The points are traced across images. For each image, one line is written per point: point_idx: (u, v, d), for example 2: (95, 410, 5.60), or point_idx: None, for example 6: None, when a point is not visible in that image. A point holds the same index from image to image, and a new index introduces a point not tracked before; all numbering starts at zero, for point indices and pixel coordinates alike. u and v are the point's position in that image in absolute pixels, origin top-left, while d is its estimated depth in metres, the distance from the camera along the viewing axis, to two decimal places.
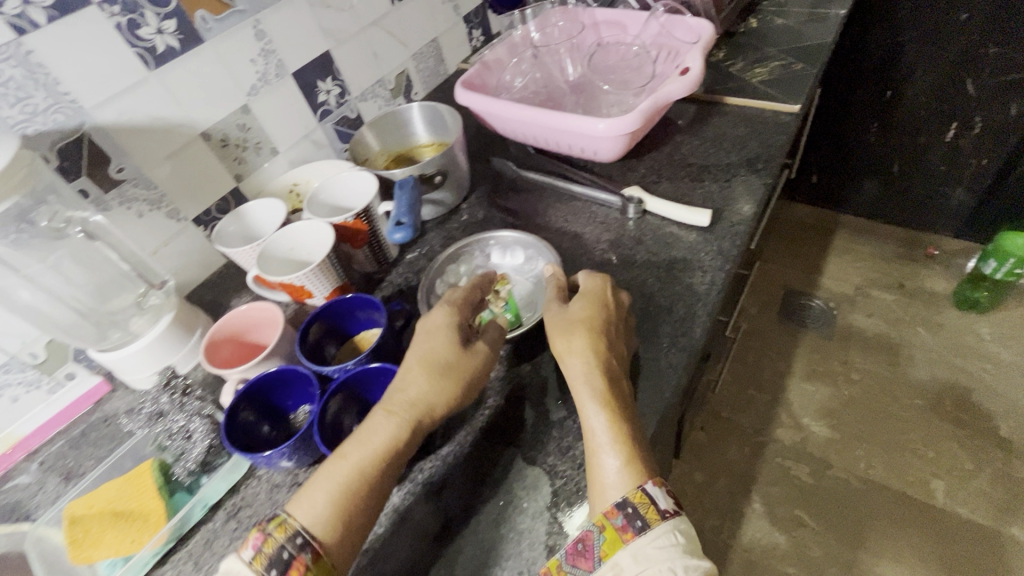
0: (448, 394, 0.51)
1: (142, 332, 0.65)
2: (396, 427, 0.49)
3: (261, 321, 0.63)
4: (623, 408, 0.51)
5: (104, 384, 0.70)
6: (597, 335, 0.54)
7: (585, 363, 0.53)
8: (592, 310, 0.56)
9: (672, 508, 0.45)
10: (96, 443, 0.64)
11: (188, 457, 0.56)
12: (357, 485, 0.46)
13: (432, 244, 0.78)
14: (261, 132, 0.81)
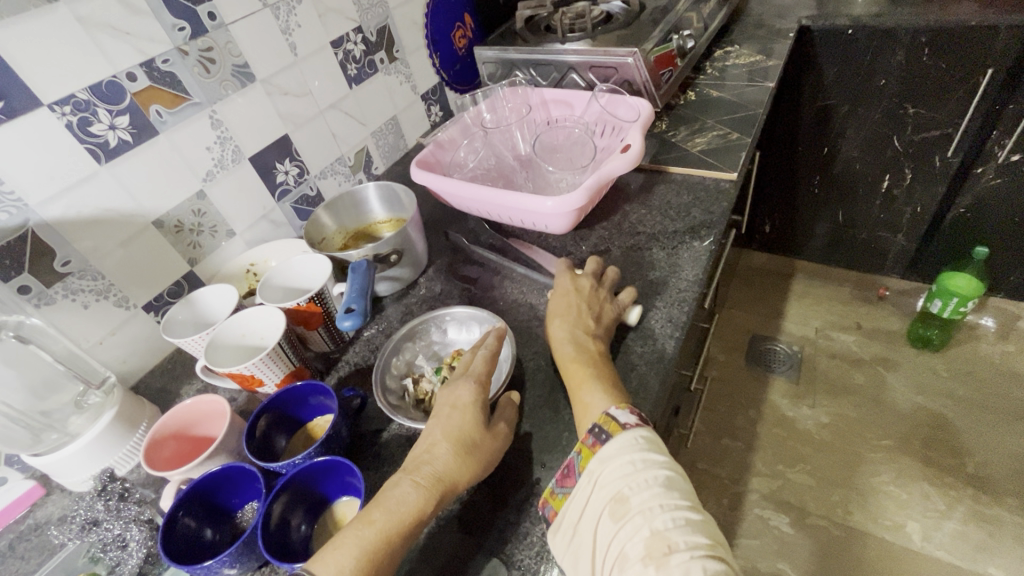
0: (470, 472, 0.52)
1: (81, 431, 0.62)
2: (424, 498, 0.49)
3: (210, 415, 0.61)
4: (593, 359, 0.61)
5: (39, 488, 0.66)
6: (569, 310, 0.66)
7: (563, 331, 0.64)
8: (567, 289, 0.69)
9: (634, 419, 0.52)
10: (24, 556, 0.60)
11: (123, 569, 0.53)
12: (384, 553, 0.46)
13: (389, 320, 0.78)
14: (217, 216, 0.82)
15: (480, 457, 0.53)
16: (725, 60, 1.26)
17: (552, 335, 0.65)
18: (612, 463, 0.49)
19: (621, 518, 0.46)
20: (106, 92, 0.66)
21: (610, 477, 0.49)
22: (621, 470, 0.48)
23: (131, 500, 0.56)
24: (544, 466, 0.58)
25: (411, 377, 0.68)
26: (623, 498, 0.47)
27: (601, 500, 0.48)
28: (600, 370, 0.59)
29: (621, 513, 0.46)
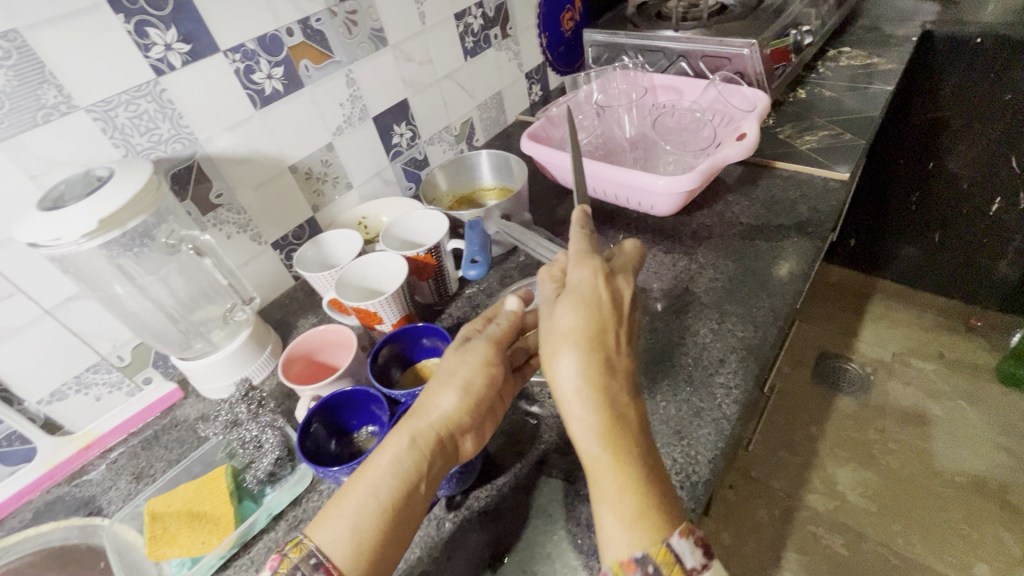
0: (445, 394, 0.52)
1: (222, 344, 0.69)
2: (393, 439, 0.49)
3: (339, 343, 0.67)
4: (622, 445, 0.45)
5: (177, 391, 0.73)
6: (589, 346, 0.48)
7: (585, 392, 0.47)
8: (586, 316, 0.50)
9: (697, 564, 0.43)
10: (167, 446, 0.68)
11: (258, 466, 0.59)
12: (372, 505, 0.46)
13: (489, 282, 0.82)
14: (340, 168, 0.89)
15: (456, 379, 0.52)
16: (837, 61, 1.22)
17: (562, 388, 0.49)
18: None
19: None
20: (269, 44, 0.73)
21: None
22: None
23: (266, 408, 0.64)
24: None
25: None
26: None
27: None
28: (640, 461, 0.45)
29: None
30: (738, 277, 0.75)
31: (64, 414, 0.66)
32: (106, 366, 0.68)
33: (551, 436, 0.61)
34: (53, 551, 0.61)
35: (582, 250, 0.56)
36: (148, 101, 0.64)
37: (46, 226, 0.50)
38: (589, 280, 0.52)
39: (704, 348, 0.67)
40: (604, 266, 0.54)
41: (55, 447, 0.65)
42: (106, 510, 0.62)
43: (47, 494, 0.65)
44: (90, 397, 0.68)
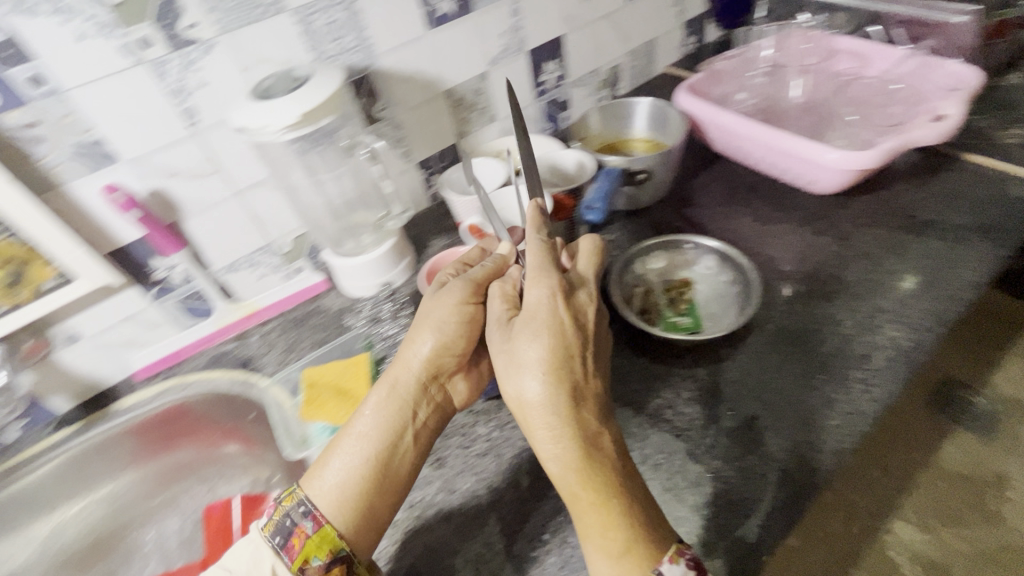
0: (416, 340, 0.56)
1: (368, 248, 0.75)
2: (371, 395, 0.55)
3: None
4: (597, 481, 0.45)
5: (322, 283, 0.80)
6: (554, 378, 0.47)
7: (554, 429, 0.46)
8: (548, 349, 0.48)
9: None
10: (313, 327, 0.76)
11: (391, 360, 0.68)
12: (357, 451, 0.52)
13: (619, 233, 0.81)
14: (489, 99, 0.90)
15: (427, 324, 0.55)
16: None
17: (531, 419, 0.47)
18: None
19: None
20: None
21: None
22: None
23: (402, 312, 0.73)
24: (763, 403, 0.58)
25: (641, 287, 0.70)
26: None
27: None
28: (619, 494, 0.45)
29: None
30: (898, 273, 0.68)
31: (236, 284, 0.75)
32: (272, 252, 0.76)
33: (666, 391, 0.60)
34: (221, 394, 0.72)
35: (542, 263, 0.52)
36: (341, 9, 0.68)
37: (259, 113, 0.57)
38: (545, 303, 0.50)
39: (846, 339, 0.62)
40: (562, 286, 0.51)
41: (227, 310, 0.75)
42: (264, 369, 0.72)
43: (215, 348, 0.75)
44: (255, 274, 0.76)
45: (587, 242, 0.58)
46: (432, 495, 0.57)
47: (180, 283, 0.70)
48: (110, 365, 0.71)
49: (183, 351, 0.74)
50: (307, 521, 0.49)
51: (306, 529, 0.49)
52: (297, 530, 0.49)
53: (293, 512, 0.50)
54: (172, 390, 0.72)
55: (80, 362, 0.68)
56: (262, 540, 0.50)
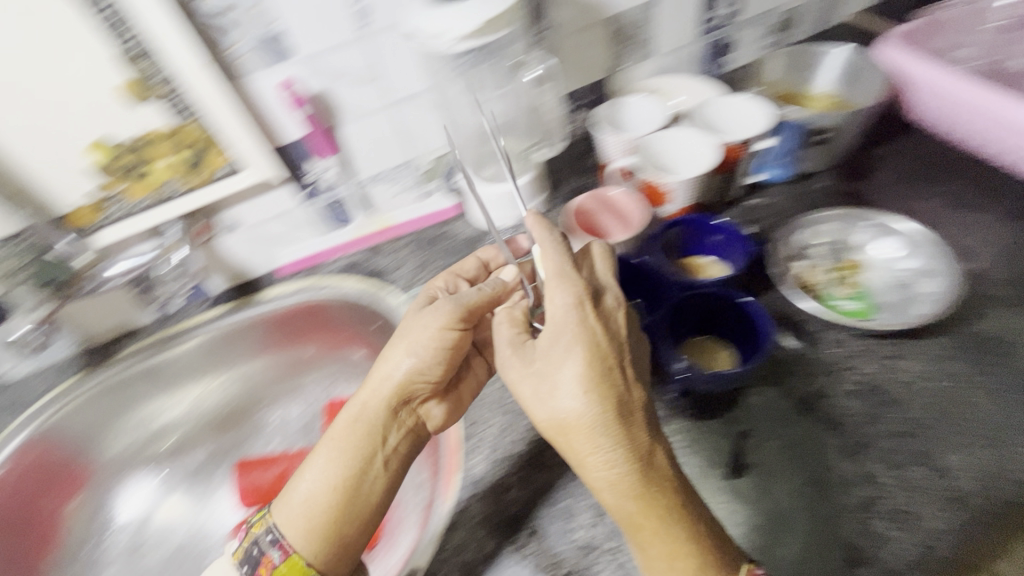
0: (391, 364, 0.55)
1: (507, 178, 0.73)
2: (342, 421, 0.55)
3: (624, 214, 0.64)
4: (654, 503, 0.42)
5: (455, 208, 0.80)
6: (595, 393, 0.43)
7: (609, 452, 0.42)
8: (586, 364, 0.44)
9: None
10: (443, 251, 0.76)
11: None
12: (330, 479, 0.52)
13: (779, 197, 0.72)
14: (653, 30, 0.81)
15: (409, 342, 0.54)
16: None
17: (575, 443, 0.44)
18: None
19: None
20: None
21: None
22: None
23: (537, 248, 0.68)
24: (939, 415, 0.51)
25: (804, 262, 0.62)
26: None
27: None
28: (680, 515, 0.42)
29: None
30: None
31: (377, 196, 0.77)
32: (411, 171, 0.76)
33: (822, 378, 0.54)
34: (352, 302, 0.75)
35: (564, 266, 0.47)
36: None
37: (437, 20, 0.54)
38: (579, 304, 0.46)
39: None
40: (588, 292, 0.46)
41: (363, 222, 0.78)
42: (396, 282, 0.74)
43: (349, 256, 0.78)
44: (394, 189, 0.78)
45: (597, 245, 0.53)
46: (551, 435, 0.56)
47: (325, 191, 0.72)
48: (259, 258, 0.76)
49: (322, 254, 0.77)
50: (274, 551, 0.50)
51: (273, 559, 0.50)
52: (263, 560, 0.50)
53: (263, 542, 0.51)
54: (309, 289, 0.76)
55: (237, 249, 0.73)
56: (232, 566, 0.51)
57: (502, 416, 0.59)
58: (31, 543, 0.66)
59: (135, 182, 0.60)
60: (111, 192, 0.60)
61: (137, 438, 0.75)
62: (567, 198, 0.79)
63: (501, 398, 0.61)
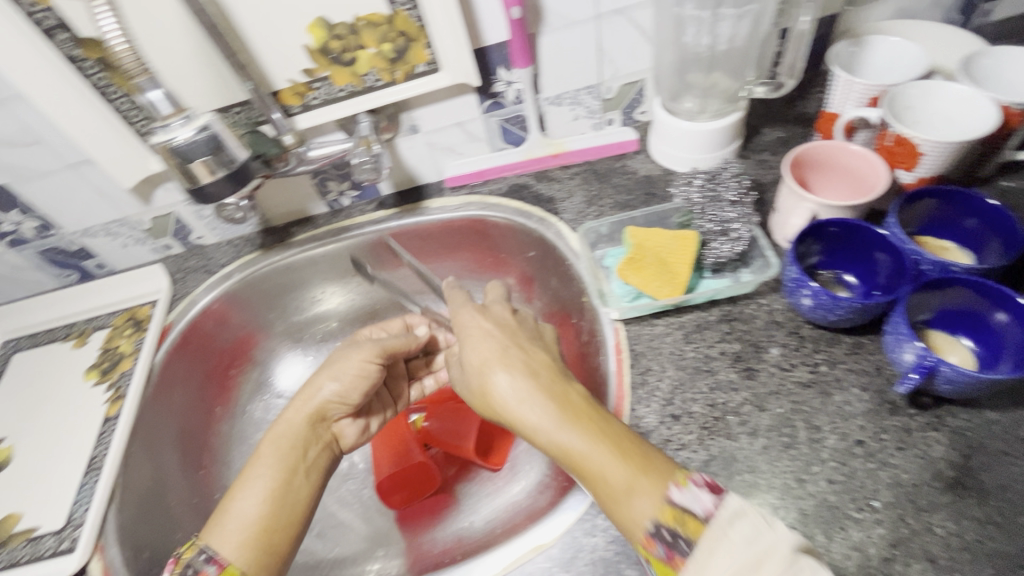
0: (316, 392, 0.56)
1: (707, 113, 0.65)
2: (266, 439, 0.54)
3: (858, 172, 0.56)
4: (578, 422, 0.41)
5: (633, 143, 0.73)
6: (504, 359, 0.47)
7: (525, 396, 0.44)
8: (503, 350, 0.49)
9: (713, 504, 0.36)
10: (616, 187, 0.71)
11: (721, 249, 0.56)
12: (259, 491, 0.50)
13: None
14: None
15: (335, 366, 0.57)
16: None
17: (503, 406, 0.45)
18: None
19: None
20: None
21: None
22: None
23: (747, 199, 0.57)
24: None
25: None
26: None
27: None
28: (602, 432, 0.40)
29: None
30: None
31: (553, 119, 0.73)
32: (597, 93, 0.71)
33: None
34: (516, 226, 0.72)
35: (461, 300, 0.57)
36: None
37: None
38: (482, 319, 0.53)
39: None
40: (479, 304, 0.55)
41: (536, 145, 0.74)
42: (562, 212, 0.70)
43: (514, 179, 0.75)
44: (572, 114, 0.73)
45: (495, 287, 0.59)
46: (737, 403, 0.49)
47: (511, 103, 0.69)
48: (430, 166, 0.75)
49: (488, 172, 0.74)
50: (214, 563, 0.45)
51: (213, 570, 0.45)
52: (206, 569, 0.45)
53: (194, 562, 0.45)
54: (474, 205, 0.74)
55: (410, 153, 0.72)
56: None
57: (678, 371, 0.52)
58: (210, 392, 0.72)
59: (340, 68, 0.60)
60: (317, 77, 0.60)
61: (299, 319, 0.80)
62: (765, 148, 0.69)
63: (679, 351, 0.54)
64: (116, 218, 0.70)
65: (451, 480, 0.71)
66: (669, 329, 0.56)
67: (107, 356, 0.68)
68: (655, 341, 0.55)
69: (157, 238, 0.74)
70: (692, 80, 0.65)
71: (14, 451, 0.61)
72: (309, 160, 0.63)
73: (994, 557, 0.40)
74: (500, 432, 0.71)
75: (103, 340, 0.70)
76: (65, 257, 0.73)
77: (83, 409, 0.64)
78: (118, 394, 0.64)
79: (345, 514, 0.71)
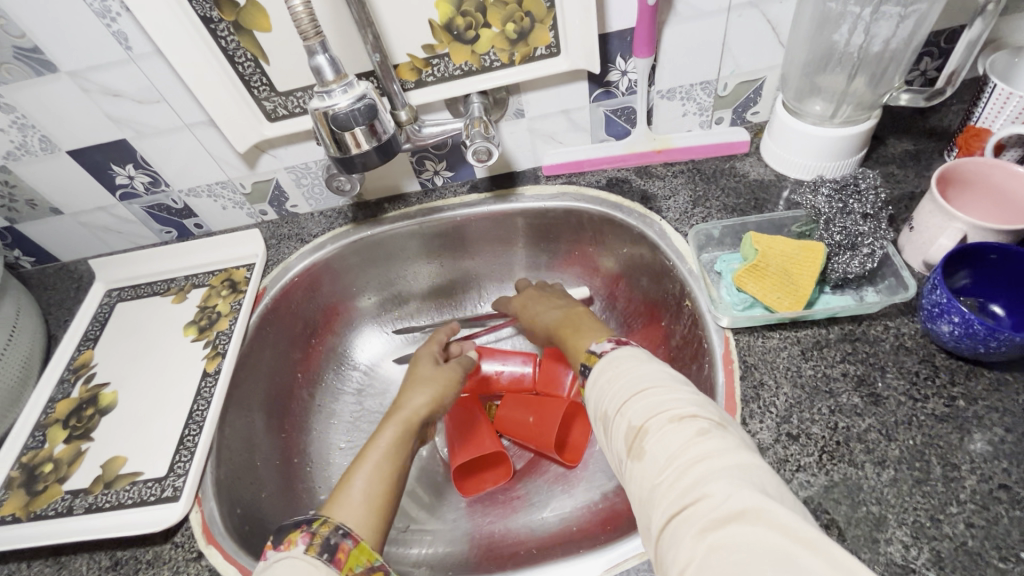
0: (430, 395, 0.56)
1: (834, 118, 0.61)
2: (390, 428, 0.52)
3: (1014, 196, 0.51)
4: (566, 319, 0.60)
5: (744, 145, 0.70)
6: (544, 295, 0.68)
7: (547, 311, 0.65)
8: (537, 288, 0.71)
9: (610, 346, 0.47)
10: (723, 189, 0.67)
11: (849, 264, 0.53)
12: (386, 477, 0.48)
13: None
14: None
15: (440, 384, 0.58)
16: None
17: (535, 316, 0.66)
18: (649, 393, 0.40)
19: (604, 430, 0.41)
20: None
21: (607, 379, 0.43)
22: (636, 393, 0.40)
23: (879, 215, 0.54)
24: None
25: None
26: (615, 403, 0.41)
27: (595, 393, 0.43)
28: (581, 326, 0.57)
29: (608, 420, 0.41)
30: None
31: (661, 113, 0.70)
32: (711, 89, 0.67)
33: None
34: (614, 221, 0.70)
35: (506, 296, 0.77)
36: None
37: None
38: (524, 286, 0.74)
39: None
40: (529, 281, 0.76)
41: (641, 140, 0.71)
42: (663, 211, 0.67)
43: (613, 172, 0.73)
44: (681, 110, 0.70)
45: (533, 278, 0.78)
46: (862, 430, 0.46)
47: (622, 93, 0.67)
48: (528, 153, 0.74)
49: (587, 163, 0.72)
50: (351, 538, 0.43)
51: (350, 546, 0.42)
52: (345, 545, 0.42)
53: (333, 535, 0.43)
54: (570, 196, 0.72)
55: (511, 138, 0.71)
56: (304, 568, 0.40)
57: (794, 389, 0.50)
58: (296, 359, 0.74)
59: (460, 46, 0.59)
60: (436, 54, 0.60)
61: (383, 294, 0.81)
62: (891, 160, 0.65)
63: (796, 368, 0.51)
64: (221, 180, 0.72)
65: (519, 472, 0.72)
66: (785, 343, 0.53)
67: (205, 313, 0.70)
68: (768, 355, 0.52)
69: (255, 204, 0.76)
70: (822, 83, 0.61)
71: (119, 396, 0.64)
72: (419, 138, 0.61)
73: None
74: (575, 429, 0.69)
75: (201, 298, 0.72)
76: (168, 214, 0.75)
77: (183, 362, 0.66)
78: (216, 351, 0.66)
79: (416, 495, 0.71)
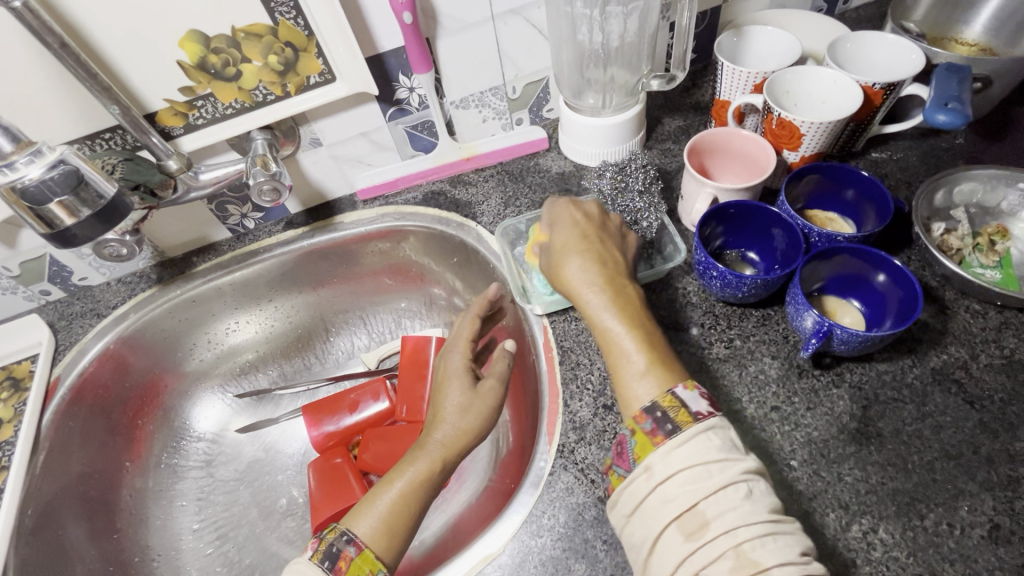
0: (471, 426, 0.50)
1: (609, 108, 0.67)
2: (425, 463, 0.48)
3: (750, 155, 0.59)
4: (629, 305, 0.48)
5: (542, 142, 0.73)
6: (584, 241, 0.52)
7: (591, 270, 0.50)
8: (576, 218, 0.55)
9: (708, 410, 0.40)
10: (531, 187, 0.71)
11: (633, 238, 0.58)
12: (405, 511, 0.46)
13: (907, 153, 0.65)
14: None
15: (478, 408, 0.51)
16: None
17: (569, 275, 0.50)
18: (773, 534, 0.35)
19: (686, 537, 0.36)
20: None
21: (715, 484, 0.37)
22: (759, 527, 0.36)
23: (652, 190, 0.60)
24: None
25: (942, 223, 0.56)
26: (720, 519, 0.36)
27: (684, 487, 0.37)
28: (648, 336, 0.46)
29: (698, 531, 0.36)
30: None
31: (461, 122, 0.72)
32: (502, 94, 0.70)
33: (957, 348, 0.50)
34: (436, 234, 0.71)
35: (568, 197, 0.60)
36: None
37: None
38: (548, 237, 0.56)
39: None
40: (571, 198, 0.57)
41: (447, 149, 0.72)
42: (480, 218, 0.69)
43: (429, 185, 0.74)
44: (479, 116, 0.72)
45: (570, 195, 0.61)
46: None
47: (416, 109, 0.67)
48: (339, 180, 0.72)
49: (401, 181, 0.72)
50: (355, 546, 0.43)
51: (353, 554, 0.43)
52: (343, 555, 0.43)
53: (338, 541, 0.44)
54: (391, 216, 0.72)
55: (315, 169, 0.69)
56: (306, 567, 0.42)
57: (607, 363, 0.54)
58: (118, 447, 0.67)
59: (223, 83, 0.56)
60: (199, 96, 0.56)
61: (210, 355, 0.74)
62: (667, 138, 0.72)
63: None
64: None
65: None
66: None
67: None
68: (582, 335, 0.56)
69: (31, 285, 0.66)
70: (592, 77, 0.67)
71: None
72: (199, 184, 0.57)
73: (896, 495, 0.44)
74: None
75: None
76: None
77: None
78: None
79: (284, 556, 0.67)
